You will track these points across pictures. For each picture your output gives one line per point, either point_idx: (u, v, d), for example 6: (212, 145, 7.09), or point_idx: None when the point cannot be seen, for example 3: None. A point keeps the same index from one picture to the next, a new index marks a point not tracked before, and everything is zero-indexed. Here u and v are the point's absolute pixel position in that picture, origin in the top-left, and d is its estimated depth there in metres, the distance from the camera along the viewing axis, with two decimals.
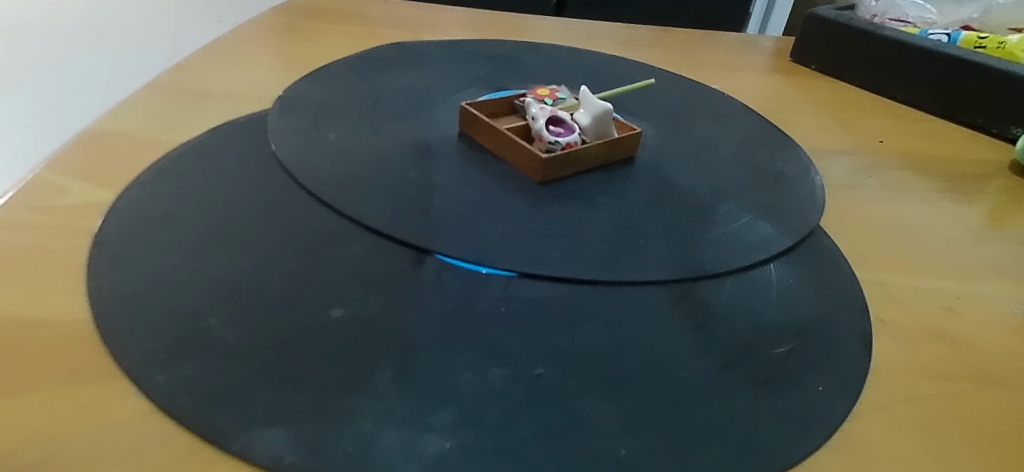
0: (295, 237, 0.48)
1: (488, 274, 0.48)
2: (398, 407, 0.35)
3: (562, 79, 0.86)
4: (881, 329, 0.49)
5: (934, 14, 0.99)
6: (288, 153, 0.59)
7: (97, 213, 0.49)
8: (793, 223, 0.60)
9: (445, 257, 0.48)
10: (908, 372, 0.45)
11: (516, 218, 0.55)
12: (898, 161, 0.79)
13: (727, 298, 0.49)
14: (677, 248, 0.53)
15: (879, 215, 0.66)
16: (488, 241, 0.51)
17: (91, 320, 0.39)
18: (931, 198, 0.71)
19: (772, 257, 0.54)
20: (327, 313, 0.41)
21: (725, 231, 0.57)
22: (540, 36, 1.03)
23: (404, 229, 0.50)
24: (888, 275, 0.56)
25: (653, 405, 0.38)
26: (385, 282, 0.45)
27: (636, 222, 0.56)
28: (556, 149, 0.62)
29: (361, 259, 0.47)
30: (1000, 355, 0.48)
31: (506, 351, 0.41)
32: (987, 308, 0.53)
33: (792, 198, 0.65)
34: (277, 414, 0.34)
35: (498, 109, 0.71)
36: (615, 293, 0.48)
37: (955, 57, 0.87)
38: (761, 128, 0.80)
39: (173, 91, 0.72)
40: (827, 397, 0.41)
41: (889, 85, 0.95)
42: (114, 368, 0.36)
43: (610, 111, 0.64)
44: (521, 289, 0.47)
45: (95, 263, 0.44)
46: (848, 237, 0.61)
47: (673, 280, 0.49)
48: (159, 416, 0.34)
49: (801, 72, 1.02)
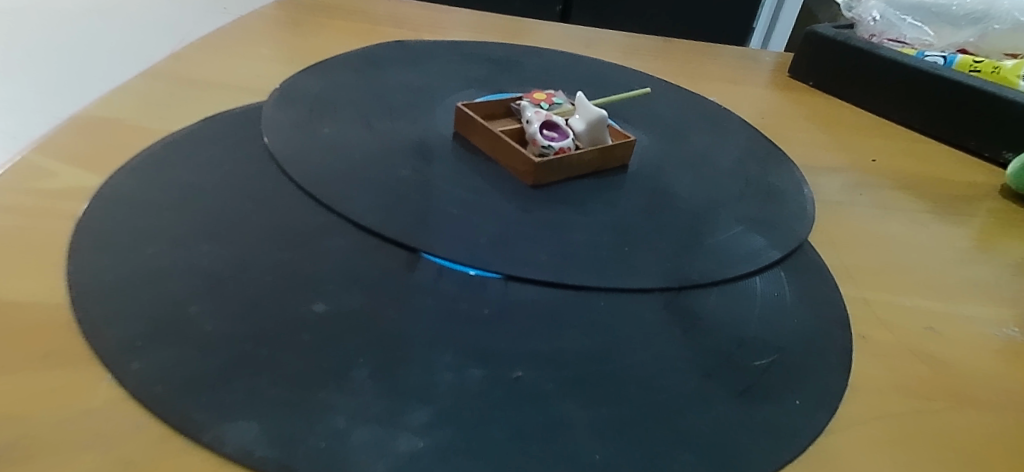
0: (283, 230, 0.48)
1: (476, 275, 0.48)
2: (373, 404, 0.35)
3: (560, 85, 0.86)
4: (862, 345, 0.49)
5: (932, 37, 0.98)
6: (280, 145, 0.59)
7: (85, 196, 0.49)
8: (782, 236, 0.60)
9: (432, 256, 0.48)
10: (886, 389, 0.45)
11: (505, 221, 0.55)
12: (890, 180, 0.79)
13: (711, 308, 0.49)
14: (664, 257, 0.53)
15: (867, 232, 0.67)
16: (476, 243, 0.51)
17: (69, 304, 0.39)
18: (921, 218, 0.72)
19: (759, 269, 0.54)
20: (309, 307, 0.41)
21: (714, 242, 0.57)
22: (541, 41, 1.03)
23: (393, 227, 0.50)
24: (873, 293, 0.56)
25: (629, 411, 0.38)
26: (369, 279, 0.45)
27: (625, 229, 0.57)
28: (549, 154, 0.62)
29: (346, 255, 0.47)
30: (979, 377, 0.48)
31: (487, 353, 0.41)
32: (968, 329, 0.53)
33: (783, 212, 0.65)
34: (250, 406, 0.33)
35: (494, 111, 0.71)
36: (600, 299, 0.48)
37: (951, 80, 0.87)
38: (755, 142, 0.81)
39: (169, 80, 0.71)
40: (804, 411, 0.41)
41: (885, 104, 0.96)
42: (89, 354, 0.36)
43: (604, 118, 0.65)
44: (506, 292, 0.47)
45: (76, 247, 0.43)
46: (836, 253, 0.61)
47: (659, 289, 0.50)
48: (132, 403, 0.33)
49: (798, 88, 1.02)
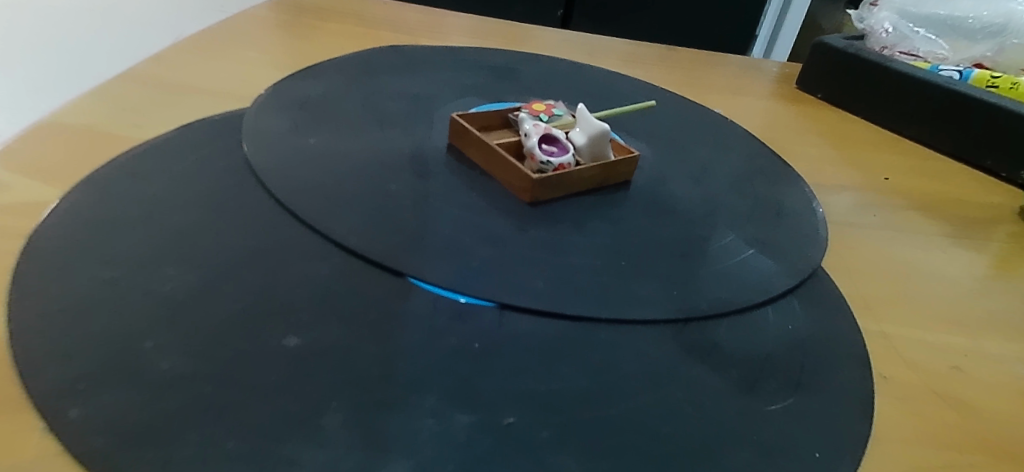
0: (256, 252, 0.44)
1: (467, 303, 0.44)
2: (345, 459, 0.31)
3: (560, 94, 0.82)
4: (882, 387, 0.45)
5: (946, 50, 0.95)
6: (260, 156, 0.55)
7: (39, 213, 0.45)
8: (794, 261, 0.56)
9: (419, 282, 0.45)
10: (911, 439, 0.42)
11: (499, 242, 0.51)
12: (904, 200, 0.76)
13: (720, 343, 0.45)
14: (668, 284, 0.50)
15: (885, 257, 0.63)
16: (467, 266, 0.47)
17: (7, 339, 0.35)
18: (938, 243, 0.68)
19: (770, 299, 0.51)
20: (279, 342, 0.37)
21: (723, 268, 0.53)
22: (542, 48, 1.00)
23: (379, 249, 0.47)
24: (891, 326, 0.52)
25: (632, 465, 0.35)
26: (349, 309, 0.41)
27: (628, 251, 0.53)
28: (548, 170, 0.58)
29: (324, 280, 0.43)
30: (1010, 425, 0.44)
31: (475, 396, 0.37)
32: (996, 369, 0.50)
33: (794, 235, 0.61)
34: (204, 463, 0.30)
35: (490, 122, 0.67)
36: (600, 333, 0.44)
37: (966, 96, 0.84)
38: (763, 157, 0.77)
39: (147, 85, 0.67)
40: (825, 464, 0.37)
41: (896, 119, 0.92)
42: (24, 399, 0.32)
43: (607, 132, 0.61)
44: (499, 323, 0.43)
45: (23, 271, 0.39)
46: (851, 280, 0.58)
47: (663, 321, 0.46)
48: (66, 459, 0.29)
49: (806, 101, 0.99)
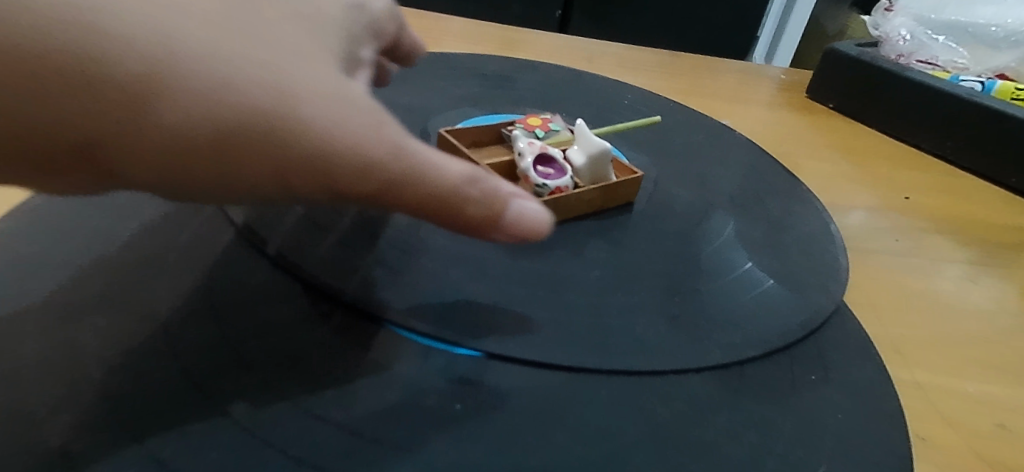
0: (209, 294, 0.39)
1: (451, 352, 0.39)
2: None
3: (558, 104, 0.77)
4: (921, 452, 0.41)
5: (966, 59, 0.89)
6: None
7: None
8: (816, 296, 0.51)
9: (396, 328, 0.39)
10: None
11: (489, 276, 0.46)
12: (927, 221, 0.71)
13: (739, 398, 0.40)
14: (678, 326, 0.44)
15: (911, 288, 0.58)
16: (450, 307, 0.42)
17: None
18: (968, 272, 0.63)
19: (790, 343, 0.45)
20: (226, 413, 0.32)
21: (737, 305, 0.48)
22: (539, 54, 0.94)
23: (350, 286, 0.41)
24: (926, 375, 0.47)
25: None
26: (312, 364, 0.36)
27: (632, 286, 0.48)
28: (544, 194, 0.53)
29: (285, 328, 0.38)
30: None
31: None
32: None
33: (814, 264, 0.56)
34: None
35: (482, 138, 0.62)
36: (602, 387, 0.39)
37: (991, 108, 0.78)
38: (776, 173, 0.72)
39: None
40: None
41: (912, 131, 0.87)
42: None
43: (609, 151, 0.56)
44: (485, 378, 0.38)
45: None
46: (878, 318, 0.53)
47: (673, 372, 0.41)
48: None
49: (818, 111, 0.94)
